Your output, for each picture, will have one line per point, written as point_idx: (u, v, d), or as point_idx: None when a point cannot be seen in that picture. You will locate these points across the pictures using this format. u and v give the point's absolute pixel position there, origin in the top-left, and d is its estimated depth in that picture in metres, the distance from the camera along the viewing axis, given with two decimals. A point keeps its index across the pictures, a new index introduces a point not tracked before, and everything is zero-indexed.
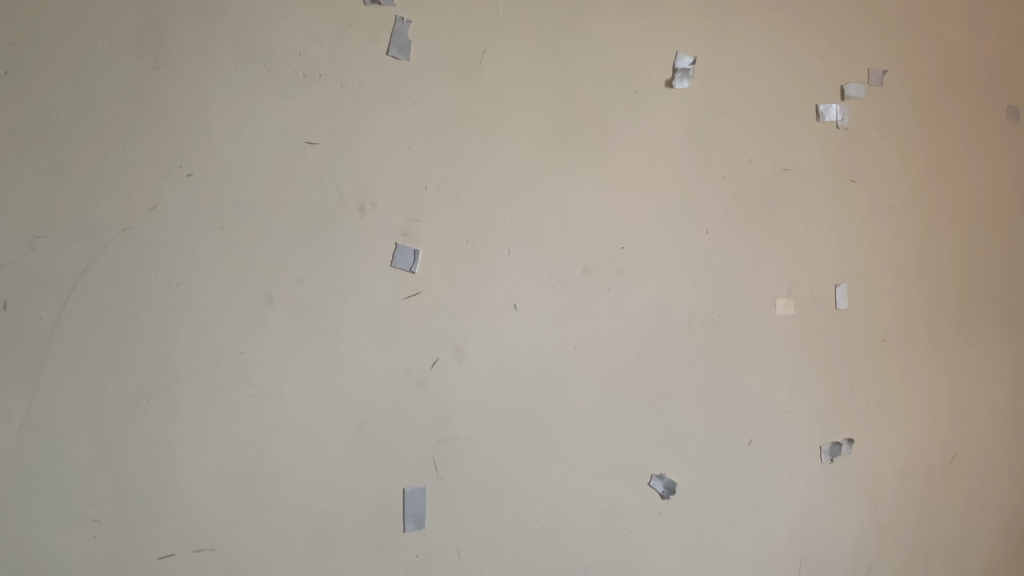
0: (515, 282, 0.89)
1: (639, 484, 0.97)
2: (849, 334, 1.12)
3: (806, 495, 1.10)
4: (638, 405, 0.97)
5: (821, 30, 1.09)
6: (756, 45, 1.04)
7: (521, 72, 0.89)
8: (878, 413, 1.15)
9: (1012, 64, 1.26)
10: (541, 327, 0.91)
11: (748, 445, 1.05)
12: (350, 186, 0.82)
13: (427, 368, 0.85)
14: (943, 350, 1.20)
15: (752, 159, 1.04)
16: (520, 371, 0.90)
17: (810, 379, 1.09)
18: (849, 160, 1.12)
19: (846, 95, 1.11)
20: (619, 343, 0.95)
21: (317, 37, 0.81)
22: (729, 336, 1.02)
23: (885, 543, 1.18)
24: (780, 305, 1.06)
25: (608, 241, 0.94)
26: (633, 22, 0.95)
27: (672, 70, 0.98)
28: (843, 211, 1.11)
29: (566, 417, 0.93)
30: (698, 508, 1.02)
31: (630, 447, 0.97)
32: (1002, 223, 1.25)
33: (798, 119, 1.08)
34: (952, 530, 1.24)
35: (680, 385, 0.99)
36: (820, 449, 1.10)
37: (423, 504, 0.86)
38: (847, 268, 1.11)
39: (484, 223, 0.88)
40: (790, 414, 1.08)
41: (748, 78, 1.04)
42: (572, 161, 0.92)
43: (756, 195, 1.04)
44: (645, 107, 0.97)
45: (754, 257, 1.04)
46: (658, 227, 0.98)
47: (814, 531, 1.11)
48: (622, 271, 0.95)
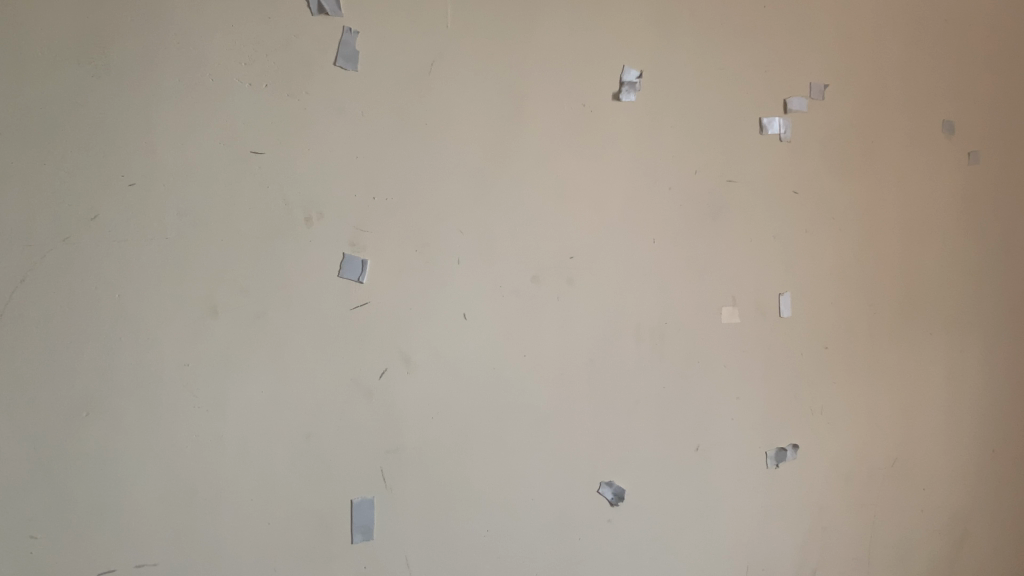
0: (464, 292, 0.90)
1: (587, 491, 0.98)
2: (793, 342, 1.14)
3: (753, 500, 1.12)
4: (587, 413, 0.98)
5: (764, 46, 1.12)
6: (700, 59, 1.06)
7: (470, 83, 0.90)
8: (821, 419, 1.18)
9: (944, 80, 1.32)
10: (490, 336, 0.91)
11: (695, 451, 1.06)
12: (296, 196, 0.82)
13: (375, 379, 0.85)
14: (883, 357, 1.24)
15: (698, 170, 1.06)
16: (469, 380, 0.90)
17: (755, 386, 1.11)
18: (791, 172, 1.15)
19: (789, 108, 1.14)
20: (568, 352, 0.96)
21: (263, 47, 0.80)
22: (676, 344, 1.04)
23: (829, 546, 1.20)
24: (725, 314, 1.08)
25: (556, 251, 0.96)
26: (581, 36, 0.97)
27: (619, 83, 1.00)
28: (786, 222, 1.14)
29: (516, 426, 0.93)
30: (647, 514, 1.03)
31: (579, 454, 0.98)
32: (937, 233, 1.30)
33: (742, 132, 1.10)
34: (893, 532, 1.28)
35: (628, 393, 1.01)
36: (765, 454, 1.13)
37: (371, 515, 0.86)
38: (790, 277, 1.14)
39: (433, 233, 0.88)
40: (736, 421, 1.10)
41: (693, 91, 1.06)
42: (521, 172, 0.93)
43: (702, 205, 1.07)
44: (592, 119, 0.98)
45: (700, 266, 1.06)
46: (606, 237, 0.99)
47: (760, 536, 1.13)
48: (571, 280, 0.96)
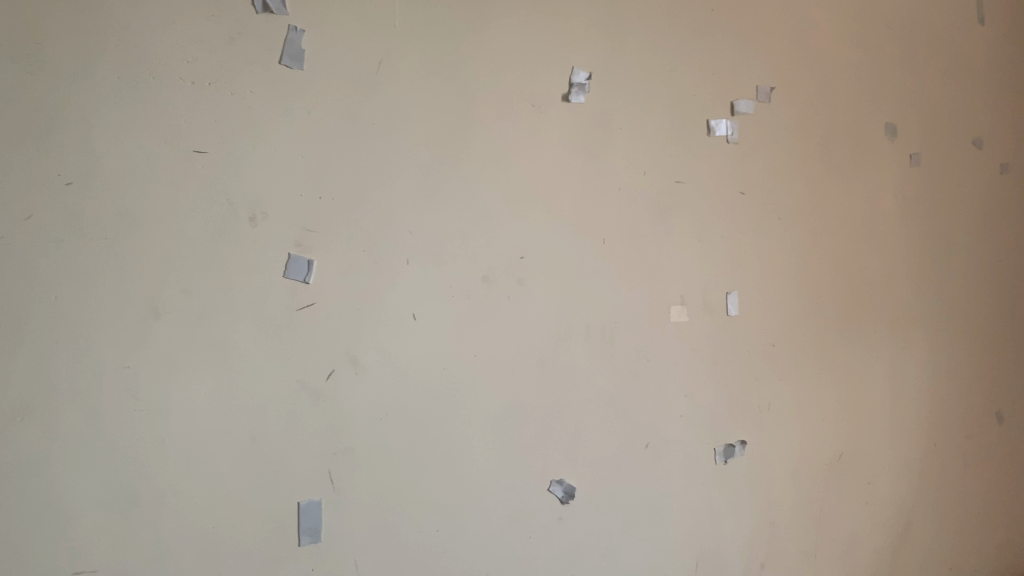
0: (414, 291, 0.90)
1: (538, 490, 0.99)
2: (741, 340, 1.16)
3: (702, 496, 1.14)
4: (537, 412, 0.98)
5: (712, 49, 1.14)
6: (649, 61, 1.08)
7: (419, 83, 0.90)
8: (769, 415, 1.20)
9: (887, 86, 1.38)
10: (441, 336, 0.91)
11: (645, 448, 1.08)
12: (241, 196, 0.81)
13: (322, 380, 0.85)
14: (828, 354, 1.27)
15: (647, 171, 1.08)
16: (419, 381, 0.90)
17: (704, 383, 1.13)
18: (739, 173, 1.17)
19: (736, 111, 1.16)
20: (519, 351, 0.97)
21: (206, 45, 0.79)
22: (626, 342, 1.05)
23: (777, 540, 1.23)
24: (674, 312, 1.10)
25: (506, 251, 0.96)
26: (530, 37, 0.98)
27: (569, 84, 1.01)
28: (734, 221, 1.16)
29: (467, 426, 0.93)
30: (597, 512, 1.04)
31: (530, 453, 0.98)
32: (877, 233, 1.34)
33: (691, 134, 1.12)
34: (839, 525, 1.31)
35: (579, 391, 1.02)
36: (714, 451, 1.15)
37: (319, 517, 0.85)
38: (738, 277, 1.16)
39: (381, 234, 0.88)
40: (685, 418, 1.11)
41: (642, 93, 1.07)
42: (471, 172, 0.93)
43: (651, 206, 1.08)
44: (542, 120, 0.99)
45: (650, 265, 1.08)
46: (557, 237, 1.00)
47: (710, 531, 1.15)
48: (522, 280, 0.97)
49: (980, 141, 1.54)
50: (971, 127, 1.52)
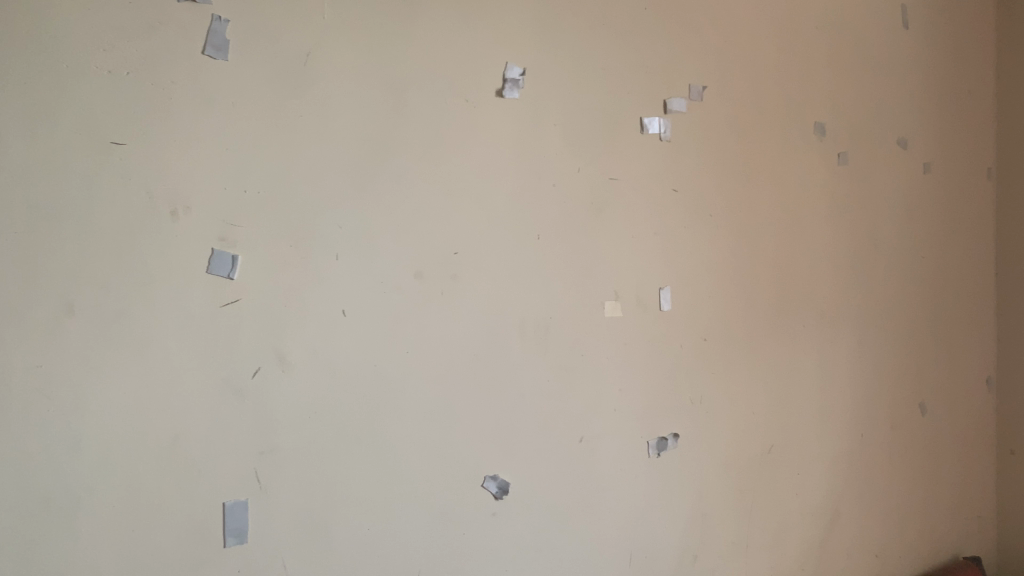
0: (344, 287, 0.89)
1: (471, 486, 0.99)
2: (674, 335, 1.18)
3: (635, 489, 1.15)
4: (471, 407, 0.98)
5: (645, 47, 1.15)
6: (583, 58, 1.08)
7: (348, 76, 0.89)
8: (701, 408, 1.22)
9: (817, 86, 1.41)
10: (373, 332, 0.91)
11: (579, 442, 1.08)
12: (161, 189, 0.79)
13: (248, 378, 0.83)
14: (758, 349, 1.30)
15: (582, 167, 1.08)
16: (348, 378, 0.89)
17: (636, 377, 1.14)
18: (672, 170, 1.18)
19: (669, 109, 1.18)
20: (453, 347, 0.96)
21: (123, 33, 0.77)
22: (560, 337, 1.06)
23: (709, 531, 1.25)
24: (608, 308, 1.11)
25: (438, 247, 0.95)
26: (463, 32, 0.97)
27: (503, 80, 1.01)
28: (667, 218, 1.18)
29: (399, 423, 0.93)
30: (531, 507, 1.04)
31: (464, 449, 0.98)
32: (806, 230, 1.38)
33: (624, 131, 1.13)
34: (769, 514, 1.34)
35: (513, 387, 1.02)
36: (648, 444, 1.16)
37: (245, 517, 0.83)
38: (671, 272, 1.18)
39: (309, 229, 0.86)
40: (618, 412, 1.13)
41: (576, 90, 1.08)
42: (404, 166, 0.93)
43: (586, 201, 1.09)
44: (475, 115, 0.98)
45: (584, 260, 1.08)
46: (491, 232, 1.00)
47: (644, 523, 1.16)
48: (455, 276, 0.97)
49: (901, 142, 1.60)
50: (895, 129, 1.58)
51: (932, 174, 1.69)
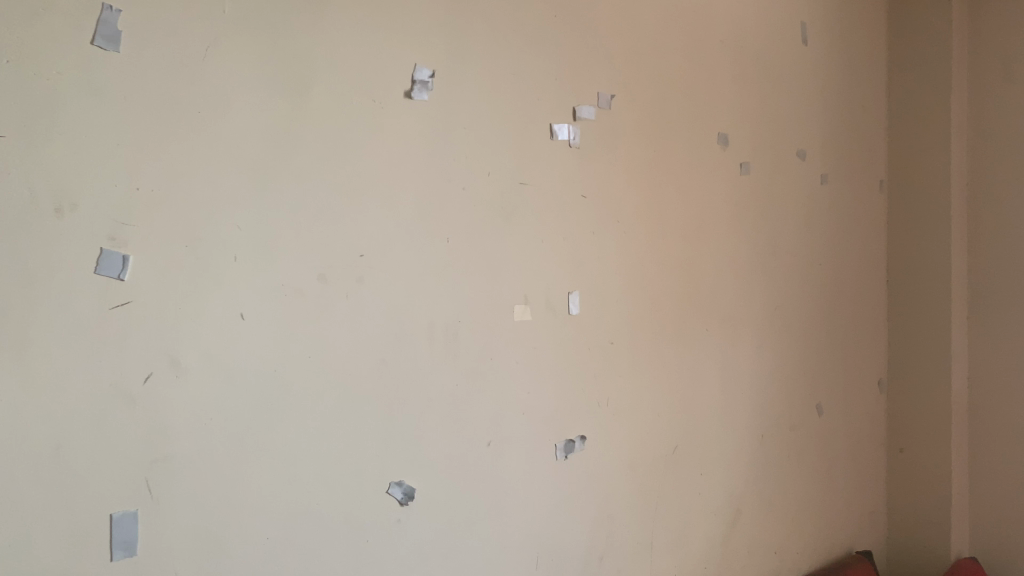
0: (243, 289, 0.86)
1: (376, 491, 0.97)
2: (580, 338, 1.20)
3: (543, 492, 1.16)
4: (375, 413, 0.97)
5: (554, 54, 1.17)
6: (493, 62, 1.09)
7: (249, 72, 0.86)
8: (606, 411, 1.25)
9: (721, 98, 1.46)
10: (274, 336, 0.88)
11: (486, 447, 1.09)
12: (44, 185, 0.74)
13: (138, 385, 0.79)
14: (661, 352, 1.34)
15: (491, 172, 1.09)
16: (247, 383, 0.86)
17: (544, 381, 1.15)
18: (580, 175, 1.20)
19: (577, 116, 1.20)
20: (357, 351, 0.95)
21: (3, 20, 0.72)
22: (468, 341, 1.06)
23: (615, 532, 1.27)
24: (517, 312, 1.12)
25: (343, 249, 0.94)
26: (371, 31, 0.96)
27: (411, 81, 1.00)
28: (575, 223, 1.20)
29: (301, 429, 0.90)
30: (437, 512, 1.03)
31: (369, 455, 0.96)
32: (709, 237, 1.43)
33: (534, 136, 1.14)
34: (674, 514, 1.37)
35: (420, 391, 1.01)
36: (555, 447, 1.17)
37: (134, 529, 0.80)
38: (578, 277, 1.20)
39: (206, 229, 0.84)
40: (526, 415, 1.13)
41: (487, 94, 1.08)
42: (308, 167, 0.91)
43: (495, 206, 1.09)
44: (383, 117, 0.97)
45: (492, 264, 1.09)
46: (399, 235, 0.99)
47: (551, 527, 1.17)
48: (360, 278, 0.95)
49: (800, 153, 1.67)
50: (795, 141, 1.65)
51: (829, 184, 1.76)
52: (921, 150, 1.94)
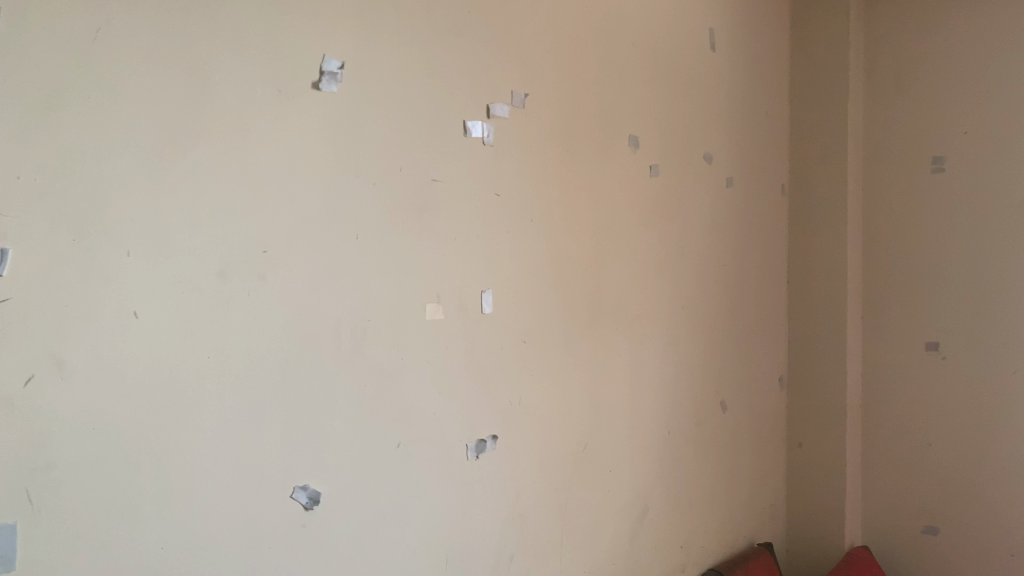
0: (135, 285, 0.81)
1: (279, 496, 0.94)
2: (492, 337, 1.20)
3: (453, 493, 1.14)
4: (277, 415, 0.93)
5: (467, 51, 1.16)
6: (405, 56, 1.07)
7: (143, 56, 0.82)
8: (517, 410, 1.25)
9: (632, 101, 1.48)
10: (169, 335, 0.84)
11: (396, 448, 1.06)
12: None
13: (18, 388, 0.74)
14: (573, 351, 1.35)
15: (403, 167, 1.06)
16: (139, 385, 0.82)
17: (456, 380, 1.14)
18: (493, 173, 1.20)
19: (491, 113, 1.19)
20: (259, 351, 0.91)
21: None
22: (377, 340, 1.04)
23: (525, 531, 1.26)
24: (428, 311, 1.10)
25: (244, 244, 0.90)
26: (277, 19, 0.93)
27: (319, 72, 0.97)
28: (488, 221, 1.19)
29: (197, 433, 0.86)
30: (344, 516, 1.01)
31: (272, 458, 0.93)
32: (620, 238, 1.45)
33: (447, 132, 1.13)
34: (583, 512, 1.38)
35: (326, 391, 0.98)
36: (466, 447, 1.16)
37: (11, 542, 0.74)
38: (490, 276, 1.19)
39: (95, 221, 0.79)
40: (437, 415, 1.12)
41: (398, 88, 1.06)
42: (207, 158, 0.87)
43: (407, 201, 1.07)
44: (288, 108, 0.94)
45: (403, 261, 1.07)
46: (305, 230, 0.96)
47: (461, 528, 1.16)
48: (263, 275, 0.92)
49: (708, 157, 1.71)
50: (702, 144, 1.69)
51: (734, 187, 1.82)
52: (821, 157, 2.03)
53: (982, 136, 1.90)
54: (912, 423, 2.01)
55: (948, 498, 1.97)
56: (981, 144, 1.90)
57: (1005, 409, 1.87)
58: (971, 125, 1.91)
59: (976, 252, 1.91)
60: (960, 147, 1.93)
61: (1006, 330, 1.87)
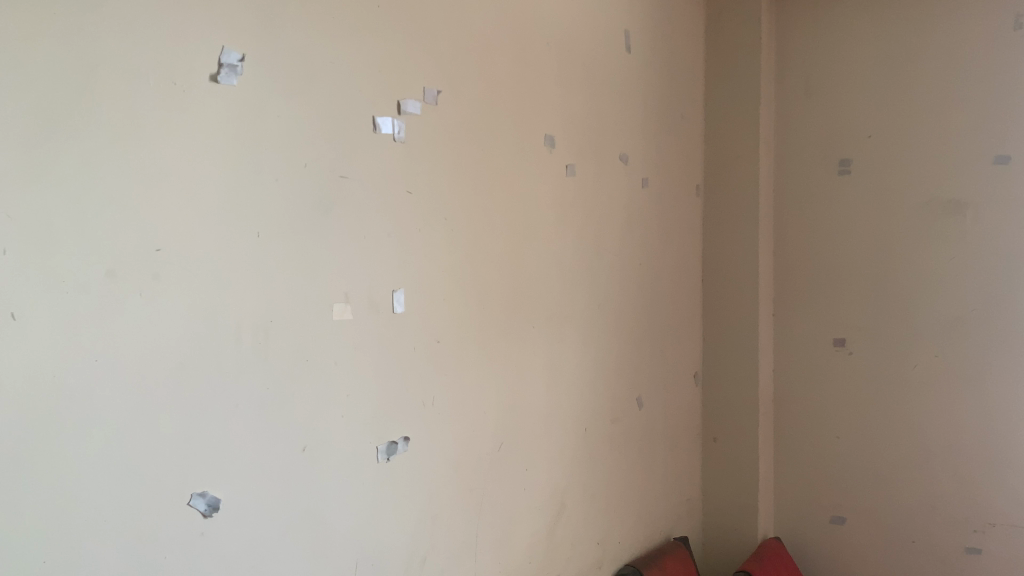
0: (15, 284, 0.76)
1: (176, 504, 0.90)
2: (405, 337, 1.18)
3: (362, 496, 1.12)
4: (173, 419, 0.89)
5: (378, 46, 1.14)
6: (311, 49, 1.04)
7: (25, 43, 0.77)
8: (431, 410, 1.23)
9: (548, 101, 1.49)
10: (53, 337, 0.79)
11: (302, 451, 1.04)
12: None
13: None
14: (488, 350, 1.34)
15: (308, 163, 1.04)
16: (20, 392, 0.77)
17: (366, 381, 1.12)
18: (404, 171, 1.18)
19: (402, 110, 1.17)
20: (152, 352, 0.87)
21: None
22: (280, 341, 1.01)
23: (439, 533, 1.25)
24: (336, 310, 1.08)
25: (136, 241, 0.86)
26: (172, 8, 0.89)
27: (218, 64, 0.94)
28: (400, 219, 1.17)
29: (85, 440, 0.82)
30: (246, 523, 0.97)
31: (167, 465, 0.89)
32: (537, 237, 1.46)
33: (355, 128, 1.11)
34: (499, 512, 1.38)
35: (225, 395, 0.95)
36: (377, 449, 1.14)
37: None
38: (403, 276, 1.18)
39: None
40: (346, 418, 1.10)
41: (303, 80, 1.03)
42: (95, 151, 0.82)
43: (313, 198, 1.05)
44: (184, 101, 0.90)
45: (310, 260, 1.04)
46: (202, 228, 0.92)
47: (372, 531, 1.14)
48: (157, 275, 0.88)
49: (624, 157, 1.73)
50: (619, 145, 1.71)
51: (650, 187, 1.84)
52: (734, 159, 2.08)
53: (885, 140, 1.98)
54: (822, 417, 2.08)
55: (856, 489, 2.04)
56: (884, 148, 1.98)
57: (907, 401, 1.96)
58: (874, 129, 2.00)
59: (880, 251, 1.98)
60: (864, 149, 2.01)
61: (907, 325, 1.95)
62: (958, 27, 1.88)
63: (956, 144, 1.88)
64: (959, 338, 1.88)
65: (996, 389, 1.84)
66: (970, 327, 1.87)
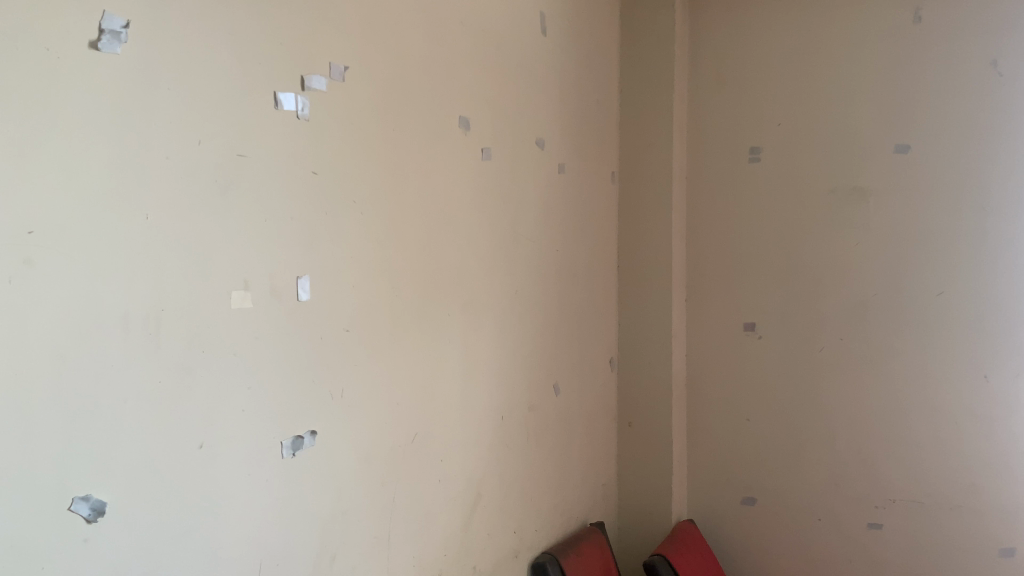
0: None
1: (55, 511, 0.82)
2: (311, 326, 1.12)
3: (265, 494, 1.06)
4: (51, 418, 0.82)
5: (280, 17, 1.07)
6: (206, 16, 0.97)
7: None
8: (341, 402, 1.18)
9: (463, 81, 1.45)
10: None
11: (198, 449, 0.97)
12: None
13: None
14: (400, 338, 1.30)
15: (201, 140, 0.97)
16: None
17: (269, 373, 1.06)
18: (310, 150, 1.12)
19: (306, 86, 1.11)
20: (26, 345, 0.79)
21: None
22: (173, 331, 0.94)
23: (350, 530, 1.21)
24: (235, 298, 1.02)
25: (5, 222, 0.77)
26: None
27: (98, 30, 0.85)
28: (306, 201, 1.11)
29: None
30: (135, 526, 0.90)
31: (44, 468, 0.81)
32: (452, 222, 1.42)
33: (255, 104, 1.04)
34: (413, 505, 1.34)
35: (111, 391, 0.87)
36: (281, 444, 1.09)
37: None
38: (309, 261, 1.12)
39: None
40: (247, 412, 1.04)
41: (197, 51, 0.96)
42: None
43: (209, 177, 0.98)
44: (60, 68, 0.82)
45: (205, 244, 0.97)
46: (82, 209, 0.84)
47: (276, 530, 1.08)
48: (29, 260, 0.79)
49: (540, 142, 1.71)
50: (535, 129, 1.69)
51: (566, 173, 1.83)
52: (649, 145, 2.08)
53: (793, 128, 2.02)
54: (733, 400, 2.12)
55: (765, 470, 2.09)
56: (792, 136, 2.02)
57: (814, 383, 2.01)
58: (783, 117, 2.03)
59: (789, 237, 2.03)
60: (774, 137, 2.05)
61: (813, 309, 2.00)
62: (865, 20, 1.93)
63: (862, 132, 1.94)
64: (862, 322, 1.95)
65: (898, 370, 1.91)
66: (874, 311, 1.93)
